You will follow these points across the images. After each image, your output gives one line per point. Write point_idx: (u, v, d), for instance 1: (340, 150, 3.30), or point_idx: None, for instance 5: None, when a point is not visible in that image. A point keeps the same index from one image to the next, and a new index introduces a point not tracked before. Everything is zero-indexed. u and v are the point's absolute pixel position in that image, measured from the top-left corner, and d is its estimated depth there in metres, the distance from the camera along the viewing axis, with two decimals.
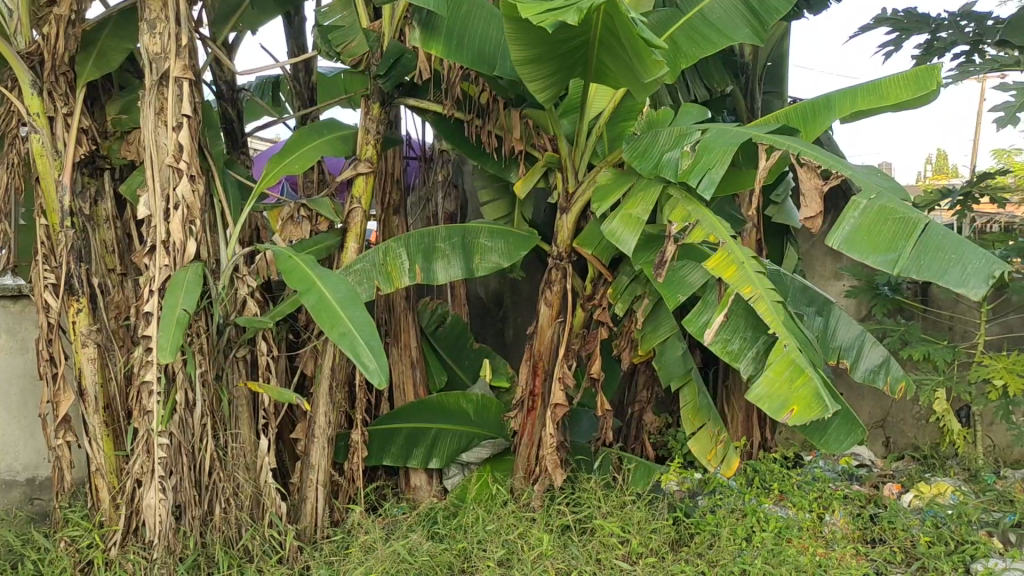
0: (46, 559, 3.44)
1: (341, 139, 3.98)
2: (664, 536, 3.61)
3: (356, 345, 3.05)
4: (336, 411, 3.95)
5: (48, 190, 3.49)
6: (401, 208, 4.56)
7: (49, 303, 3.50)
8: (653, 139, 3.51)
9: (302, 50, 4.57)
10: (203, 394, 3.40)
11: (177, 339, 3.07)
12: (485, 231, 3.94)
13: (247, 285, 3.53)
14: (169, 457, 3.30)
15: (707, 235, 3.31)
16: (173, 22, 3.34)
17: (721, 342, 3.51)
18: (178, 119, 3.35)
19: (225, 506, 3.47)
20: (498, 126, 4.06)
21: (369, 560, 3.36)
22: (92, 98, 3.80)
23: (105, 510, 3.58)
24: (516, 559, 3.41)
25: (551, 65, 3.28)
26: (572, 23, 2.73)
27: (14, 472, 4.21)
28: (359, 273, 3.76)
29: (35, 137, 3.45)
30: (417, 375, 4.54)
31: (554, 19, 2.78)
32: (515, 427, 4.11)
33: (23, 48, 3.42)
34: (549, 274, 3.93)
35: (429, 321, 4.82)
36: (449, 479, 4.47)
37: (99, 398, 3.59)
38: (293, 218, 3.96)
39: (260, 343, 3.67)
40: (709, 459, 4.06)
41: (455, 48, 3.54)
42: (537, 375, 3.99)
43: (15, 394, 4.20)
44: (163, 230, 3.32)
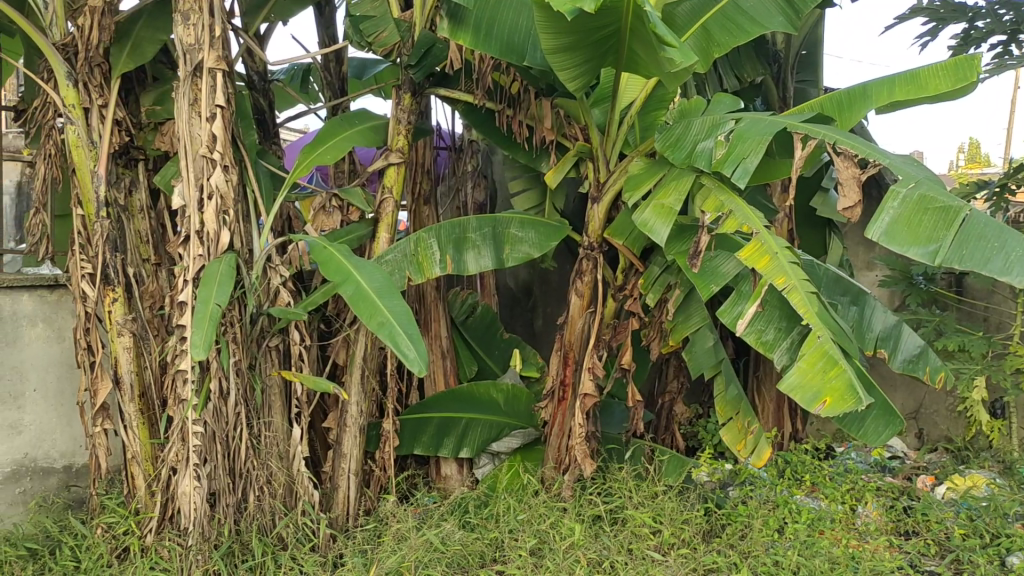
0: (83, 545, 3.50)
1: (373, 129, 4.00)
2: (695, 527, 3.62)
3: (395, 334, 3.08)
4: (367, 400, 3.96)
5: (83, 180, 3.51)
6: (431, 198, 4.55)
7: (85, 292, 3.54)
8: (685, 128, 3.49)
9: (333, 40, 4.57)
10: (236, 383, 3.43)
11: (210, 335, 3.06)
12: (516, 221, 3.93)
13: (280, 274, 3.55)
14: (203, 445, 3.33)
15: (740, 225, 3.27)
16: (207, 13, 3.36)
17: (756, 333, 3.49)
18: (211, 109, 3.37)
19: (259, 493, 3.52)
20: (528, 116, 4.04)
21: (402, 548, 3.38)
22: (126, 89, 3.82)
23: (141, 497, 3.62)
24: (548, 548, 3.43)
25: (583, 53, 3.26)
26: (588, 9, 2.72)
27: (51, 459, 3.92)
28: (392, 263, 3.77)
29: (71, 128, 3.47)
30: (447, 365, 4.54)
31: (573, 4, 2.77)
32: (545, 416, 4.10)
33: (58, 40, 3.45)
34: (579, 263, 3.90)
35: (460, 311, 4.81)
36: (480, 469, 4.47)
37: (134, 386, 3.63)
38: (325, 208, 3.99)
39: (292, 332, 3.70)
40: (739, 449, 4.02)
41: (484, 38, 3.55)
42: (567, 364, 3.99)
43: (51, 381, 3.89)
44: (197, 220, 3.34)
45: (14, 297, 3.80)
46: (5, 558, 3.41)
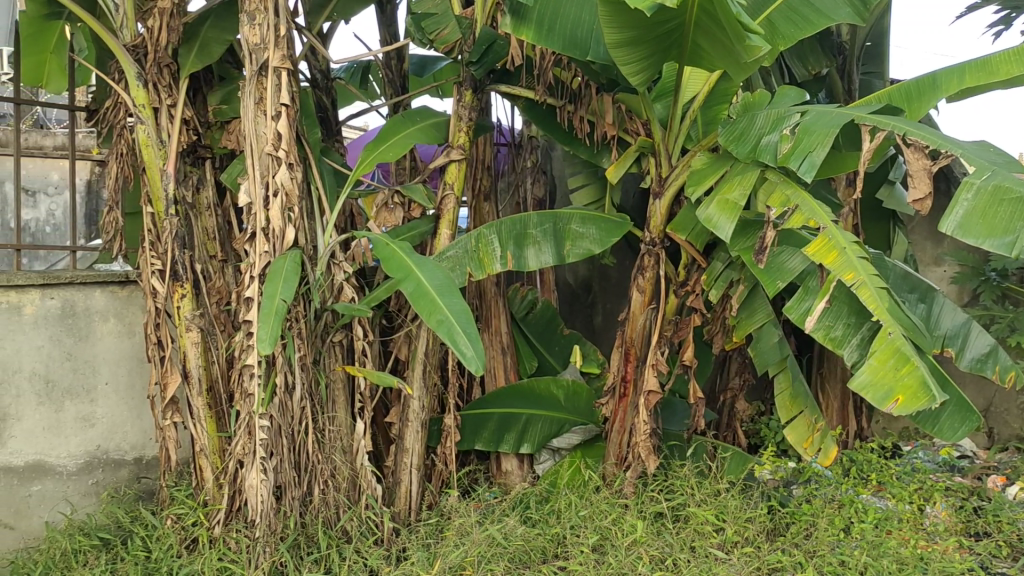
0: (153, 535, 3.57)
1: (434, 127, 4.01)
2: (759, 525, 3.58)
3: (454, 333, 3.11)
4: (429, 396, 3.98)
5: (153, 178, 3.59)
6: (491, 194, 4.55)
7: (155, 288, 3.62)
8: (749, 123, 3.45)
9: (394, 38, 4.60)
10: (301, 377, 3.48)
11: (275, 330, 3.12)
12: (577, 217, 3.90)
13: (344, 271, 3.60)
14: (270, 439, 3.38)
15: (807, 220, 3.24)
16: (273, 13, 3.41)
17: (823, 329, 3.44)
18: (277, 108, 3.42)
19: (323, 487, 3.57)
20: (589, 112, 4.02)
21: (464, 543, 3.40)
22: (194, 89, 3.89)
23: (208, 489, 3.68)
24: (610, 545, 3.43)
25: (647, 48, 3.24)
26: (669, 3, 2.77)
27: (122, 452, 3.96)
28: (452, 260, 3.79)
29: (141, 128, 3.55)
30: (507, 361, 4.55)
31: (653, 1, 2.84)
32: (605, 413, 4.09)
33: (129, 41, 3.53)
34: (641, 259, 3.86)
35: (519, 308, 4.85)
36: (540, 465, 4.48)
37: (202, 380, 3.68)
38: (387, 204, 4.02)
39: (356, 328, 3.74)
40: (806, 447, 4.01)
41: (547, 33, 3.53)
42: (629, 360, 3.96)
43: (122, 375, 3.94)
44: (263, 216, 3.40)
45: (88, 293, 3.86)
46: (80, 546, 3.50)
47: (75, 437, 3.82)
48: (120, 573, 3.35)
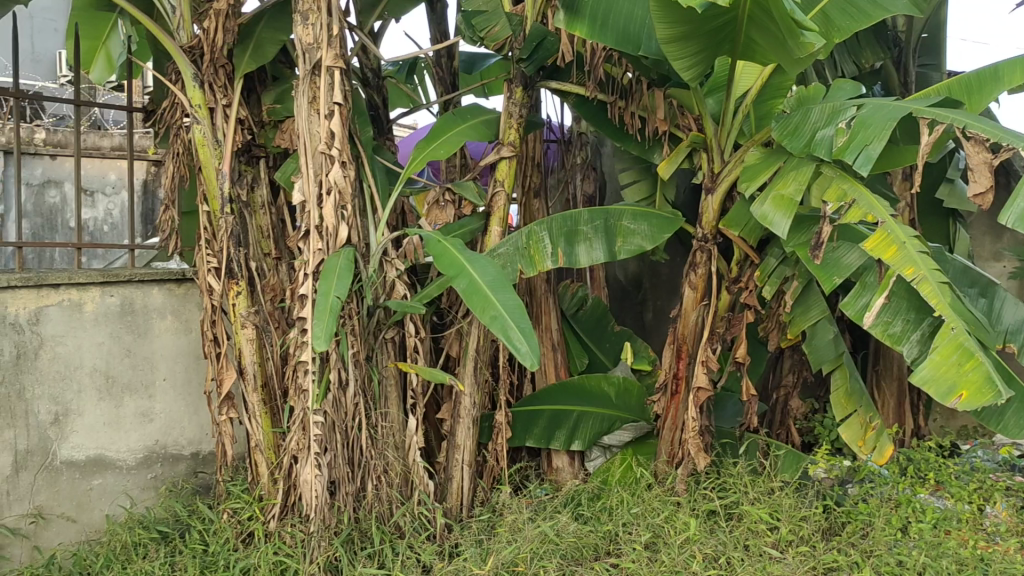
0: (210, 529, 3.63)
1: (485, 123, 4.01)
2: (814, 524, 3.54)
3: (508, 328, 3.13)
4: (480, 392, 3.99)
5: (209, 177, 3.64)
6: (541, 191, 4.54)
7: (211, 285, 3.67)
8: (804, 117, 3.41)
9: (444, 35, 4.62)
10: (355, 373, 3.51)
11: (331, 326, 3.17)
12: (629, 213, 3.90)
13: (396, 268, 3.63)
14: (323, 434, 3.43)
15: (864, 214, 3.20)
16: (326, 12, 3.44)
17: (881, 325, 3.39)
18: (330, 107, 3.46)
19: (376, 482, 3.60)
20: (640, 107, 3.99)
21: (517, 540, 3.41)
22: (249, 89, 3.95)
23: (264, 484, 3.73)
24: (663, 543, 3.42)
25: (699, 43, 3.22)
26: None
27: (180, 446, 4.04)
28: (503, 256, 3.79)
29: (197, 127, 3.60)
30: (557, 358, 4.54)
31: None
32: (657, 410, 4.07)
33: (185, 42, 3.59)
34: (693, 255, 3.84)
35: (570, 304, 4.86)
36: (592, 462, 4.46)
37: (258, 376, 3.73)
38: (438, 202, 4.05)
39: (409, 325, 3.76)
40: (861, 445, 3.93)
41: (600, 29, 3.53)
42: (680, 358, 3.93)
43: (179, 372, 4.02)
44: (317, 215, 3.44)
45: (145, 291, 3.92)
46: (140, 540, 3.57)
47: (135, 432, 3.89)
48: (179, 566, 3.41)
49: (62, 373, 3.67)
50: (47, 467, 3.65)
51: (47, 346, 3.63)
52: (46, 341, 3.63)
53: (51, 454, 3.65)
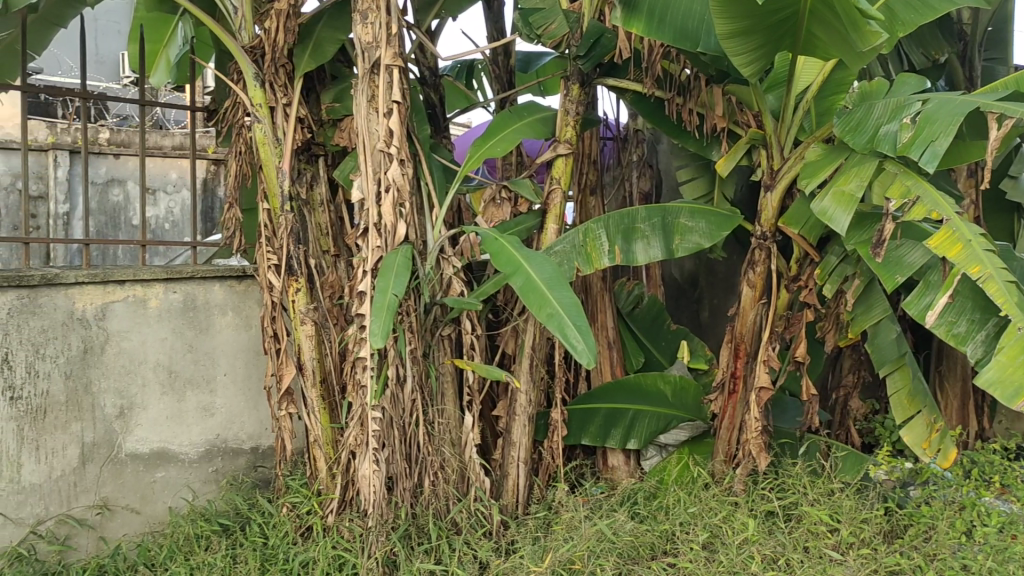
0: (270, 522, 3.69)
1: (542, 121, 4.00)
2: (875, 527, 3.49)
3: (564, 326, 3.13)
4: (536, 389, 3.99)
5: (270, 175, 3.69)
6: (597, 188, 4.53)
7: (272, 282, 3.71)
8: (866, 113, 3.37)
9: (501, 33, 4.62)
10: (413, 370, 3.54)
11: (388, 324, 3.18)
12: (687, 210, 3.86)
13: (453, 265, 3.64)
14: (381, 430, 3.46)
15: (929, 211, 3.14)
16: (385, 11, 3.47)
17: (946, 324, 3.33)
18: (389, 105, 3.49)
19: (433, 479, 3.61)
20: (699, 104, 3.96)
21: (574, 538, 3.40)
22: (308, 89, 3.99)
23: (323, 479, 3.78)
24: (720, 543, 3.39)
25: (759, 38, 3.19)
26: None
27: (240, 441, 4.10)
28: (561, 254, 3.79)
29: (258, 126, 3.65)
30: (613, 356, 4.53)
31: None
32: (714, 409, 4.04)
33: (247, 42, 3.64)
34: (752, 254, 3.79)
35: (626, 302, 4.80)
36: (647, 461, 4.44)
37: (316, 372, 3.78)
38: (495, 199, 4.05)
39: (465, 322, 3.77)
40: (925, 448, 3.86)
41: (657, 24, 3.49)
42: (738, 357, 3.90)
43: (239, 367, 4.08)
44: (376, 212, 3.47)
45: (207, 287, 3.98)
46: (202, 532, 3.63)
47: (197, 426, 3.96)
48: (240, 558, 3.47)
49: (127, 367, 3.75)
50: (112, 460, 3.73)
51: (112, 341, 3.71)
52: (112, 337, 3.71)
53: (116, 447, 3.73)
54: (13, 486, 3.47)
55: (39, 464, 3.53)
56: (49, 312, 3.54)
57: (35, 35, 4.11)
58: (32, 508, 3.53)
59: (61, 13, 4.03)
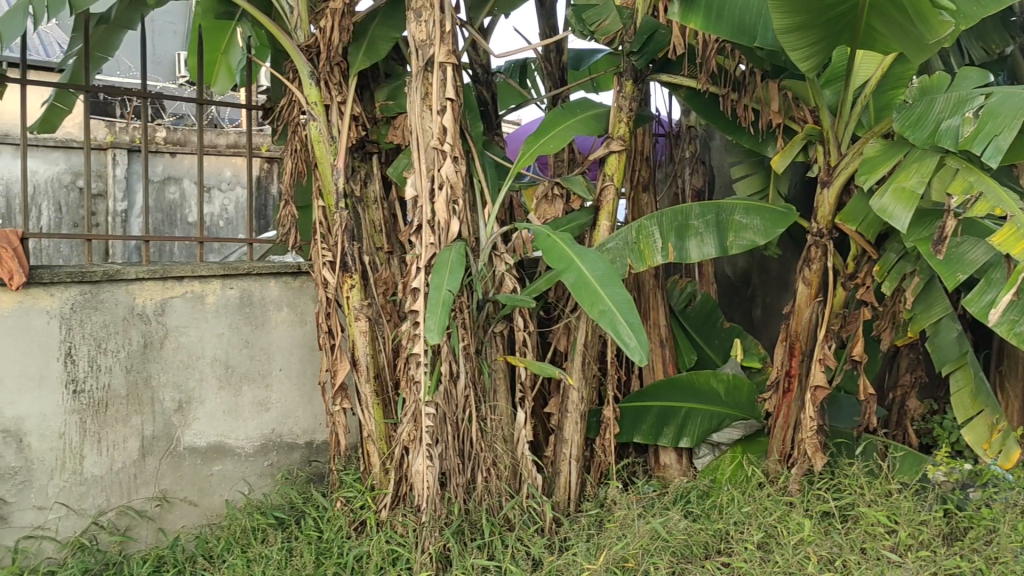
0: (325, 516, 3.74)
1: (595, 117, 3.98)
2: (935, 529, 3.43)
3: (617, 323, 3.13)
4: (589, 387, 3.98)
5: (325, 173, 3.72)
6: (650, 185, 4.50)
7: (326, 279, 3.75)
8: (927, 107, 3.29)
9: (553, 30, 4.61)
10: (466, 366, 3.55)
11: (443, 320, 3.22)
12: (741, 207, 3.82)
13: (506, 262, 3.60)
14: (435, 426, 3.47)
15: (992, 207, 3.09)
16: (438, 9, 3.49)
17: (1008, 323, 3.26)
18: (442, 103, 3.50)
19: (486, 474, 3.63)
20: (754, 99, 3.90)
21: (627, 535, 3.39)
22: (362, 86, 4.02)
23: (376, 474, 3.80)
24: (775, 543, 3.36)
25: (818, 32, 3.14)
26: None
27: (295, 435, 4.15)
28: (613, 252, 3.76)
29: (314, 125, 3.69)
30: (665, 354, 4.51)
31: None
32: (768, 408, 3.99)
33: (303, 42, 3.68)
34: (808, 251, 3.74)
35: (678, 301, 4.76)
36: (700, 459, 4.41)
37: (370, 368, 3.81)
38: (548, 196, 4.02)
39: (517, 319, 3.77)
40: (986, 448, 3.83)
41: (715, 20, 3.46)
42: (793, 355, 3.85)
43: (294, 362, 4.12)
44: (429, 210, 3.48)
45: (263, 283, 4.03)
46: (258, 525, 3.69)
47: (253, 420, 4.02)
48: (296, 551, 3.51)
49: (185, 362, 3.81)
50: (171, 453, 3.79)
51: (171, 336, 3.77)
52: (171, 332, 3.77)
53: (175, 440, 3.80)
54: (76, 477, 3.56)
55: (101, 456, 3.61)
56: (111, 308, 3.61)
57: (105, 39, 4.19)
58: (94, 499, 3.61)
59: (129, 17, 4.13)
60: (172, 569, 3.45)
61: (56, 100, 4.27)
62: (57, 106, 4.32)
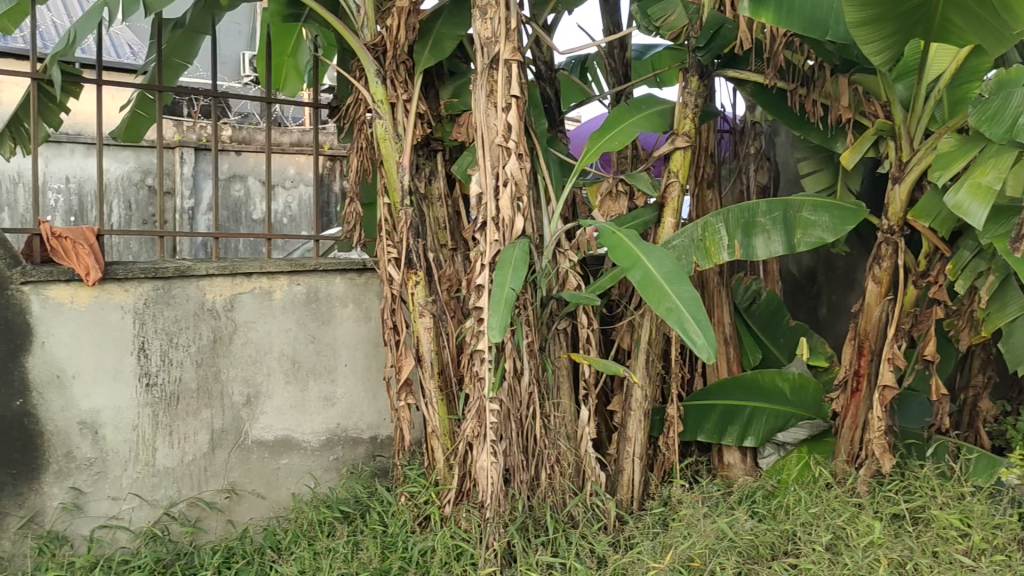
0: (389, 510, 3.77)
1: (659, 114, 3.95)
2: (1010, 533, 3.33)
3: (684, 320, 3.12)
4: (652, 385, 3.96)
5: (390, 170, 3.76)
6: (715, 182, 4.46)
7: (391, 275, 3.78)
8: (1004, 101, 3.19)
9: (617, 26, 4.59)
10: (529, 363, 3.55)
11: (505, 319, 3.22)
12: (809, 204, 3.77)
13: (569, 259, 3.61)
14: (499, 422, 3.48)
15: None
16: (504, 7, 3.49)
17: None
18: (507, 100, 3.50)
19: (550, 471, 3.63)
20: (824, 94, 3.83)
21: (693, 534, 3.37)
22: (427, 84, 4.05)
23: (440, 470, 3.83)
24: (844, 545, 3.31)
25: (892, 26, 3.09)
26: None
27: (360, 430, 4.20)
28: (679, 248, 3.75)
29: (379, 123, 3.73)
30: (730, 352, 4.45)
31: None
32: (836, 408, 3.92)
33: (370, 41, 3.72)
34: (878, 248, 3.67)
35: (743, 298, 4.77)
36: (764, 458, 4.36)
37: (434, 364, 3.84)
38: (612, 193, 3.99)
39: (581, 316, 3.75)
40: None
41: (785, 14, 3.40)
42: (862, 355, 3.78)
43: (359, 357, 4.17)
44: (494, 207, 3.49)
45: (330, 280, 4.08)
46: (324, 518, 3.73)
47: (319, 415, 4.07)
48: (362, 545, 3.54)
49: (253, 357, 3.87)
50: (240, 446, 3.86)
51: (240, 331, 3.83)
52: (240, 327, 3.83)
53: (244, 433, 3.86)
54: (149, 469, 3.63)
55: (172, 449, 3.68)
56: (182, 303, 3.68)
57: (183, 46, 4.30)
58: (166, 490, 3.69)
59: (203, 22, 4.20)
60: (241, 561, 3.50)
61: (138, 106, 4.44)
62: (139, 112, 4.49)
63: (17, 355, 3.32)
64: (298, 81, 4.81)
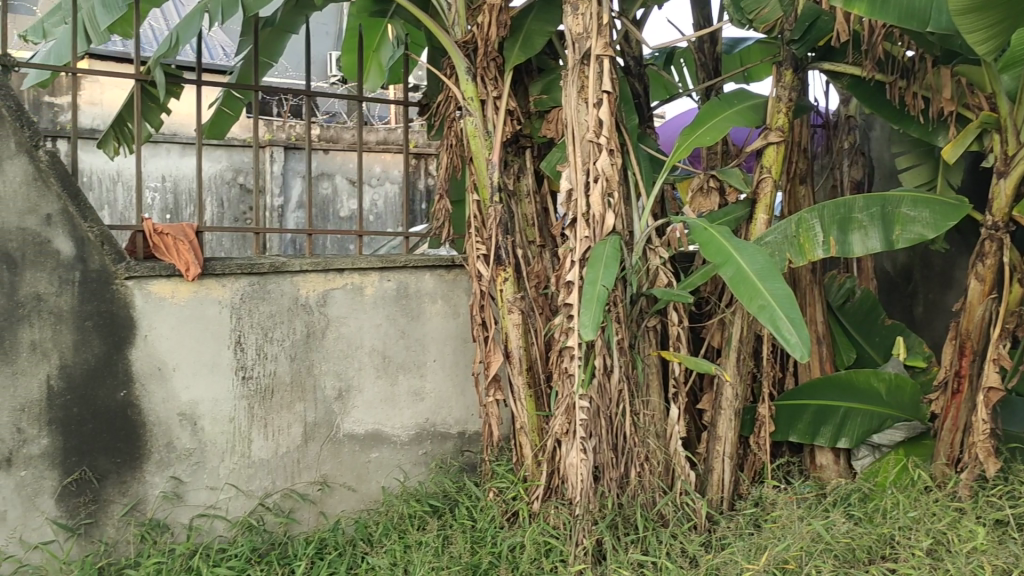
0: (478, 505, 3.80)
1: (752, 107, 3.83)
2: None
3: (777, 318, 3.06)
4: (743, 383, 3.89)
5: (480, 167, 3.77)
6: (807, 177, 4.38)
7: (480, 271, 3.81)
8: None
9: (708, 21, 4.53)
10: (619, 360, 3.53)
11: (598, 316, 3.21)
12: (909, 200, 3.66)
13: (660, 256, 3.59)
14: (589, 420, 3.47)
15: None
16: (595, 2, 3.48)
17: None
18: (599, 95, 3.48)
19: (639, 469, 3.61)
20: (924, 86, 3.74)
21: (788, 536, 3.33)
22: (516, 81, 4.06)
23: (528, 465, 3.84)
24: (945, 551, 3.21)
25: (995, 14, 2.99)
26: None
27: (448, 425, 4.24)
28: (772, 245, 3.68)
29: (469, 120, 3.74)
30: (823, 352, 4.35)
31: None
32: (935, 409, 3.83)
33: (461, 38, 3.74)
34: (981, 246, 3.56)
35: (836, 296, 4.67)
36: (859, 461, 4.24)
37: (523, 360, 3.84)
38: (703, 188, 3.97)
39: (671, 313, 3.74)
40: None
41: (879, 8, 3.32)
42: (963, 355, 3.68)
43: (448, 353, 4.21)
44: (584, 202, 3.48)
45: (419, 277, 4.12)
46: (414, 512, 3.77)
47: (408, 410, 4.11)
48: (452, 539, 3.57)
49: (345, 351, 3.94)
50: (332, 439, 3.92)
51: (333, 326, 3.90)
52: (332, 322, 3.89)
53: (336, 427, 3.92)
54: (244, 460, 3.72)
55: (267, 440, 3.76)
56: (277, 298, 3.75)
57: (272, 44, 4.38)
58: (261, 481, 3.77)
59: (293, 21, 4.28)
60: (333, 552, 3.56)
61: (224, 104, 4.53)
62: (223, 110, 4.57)
63: (122, 348, 3.42)
64: (378, 75, 4.75)
